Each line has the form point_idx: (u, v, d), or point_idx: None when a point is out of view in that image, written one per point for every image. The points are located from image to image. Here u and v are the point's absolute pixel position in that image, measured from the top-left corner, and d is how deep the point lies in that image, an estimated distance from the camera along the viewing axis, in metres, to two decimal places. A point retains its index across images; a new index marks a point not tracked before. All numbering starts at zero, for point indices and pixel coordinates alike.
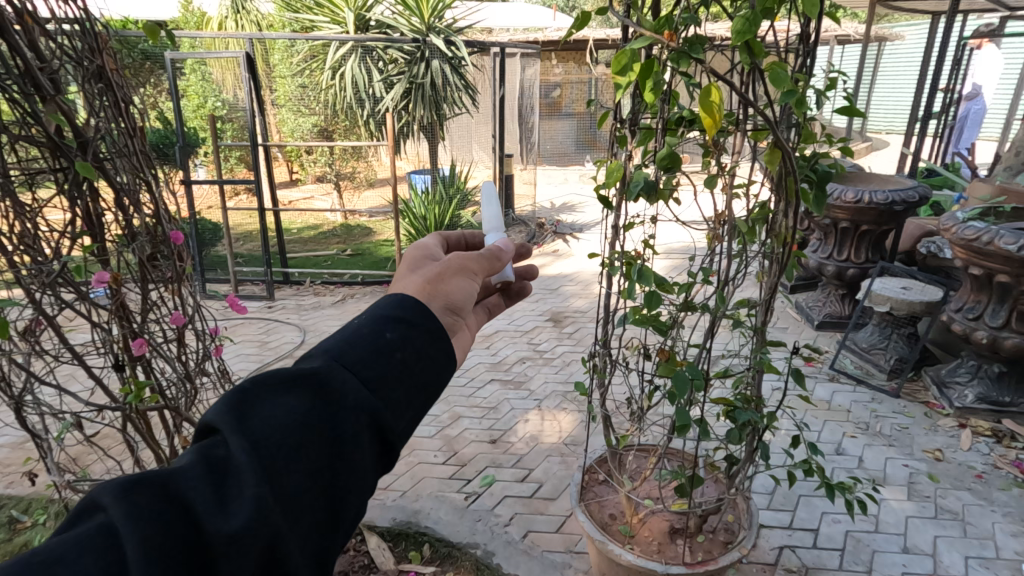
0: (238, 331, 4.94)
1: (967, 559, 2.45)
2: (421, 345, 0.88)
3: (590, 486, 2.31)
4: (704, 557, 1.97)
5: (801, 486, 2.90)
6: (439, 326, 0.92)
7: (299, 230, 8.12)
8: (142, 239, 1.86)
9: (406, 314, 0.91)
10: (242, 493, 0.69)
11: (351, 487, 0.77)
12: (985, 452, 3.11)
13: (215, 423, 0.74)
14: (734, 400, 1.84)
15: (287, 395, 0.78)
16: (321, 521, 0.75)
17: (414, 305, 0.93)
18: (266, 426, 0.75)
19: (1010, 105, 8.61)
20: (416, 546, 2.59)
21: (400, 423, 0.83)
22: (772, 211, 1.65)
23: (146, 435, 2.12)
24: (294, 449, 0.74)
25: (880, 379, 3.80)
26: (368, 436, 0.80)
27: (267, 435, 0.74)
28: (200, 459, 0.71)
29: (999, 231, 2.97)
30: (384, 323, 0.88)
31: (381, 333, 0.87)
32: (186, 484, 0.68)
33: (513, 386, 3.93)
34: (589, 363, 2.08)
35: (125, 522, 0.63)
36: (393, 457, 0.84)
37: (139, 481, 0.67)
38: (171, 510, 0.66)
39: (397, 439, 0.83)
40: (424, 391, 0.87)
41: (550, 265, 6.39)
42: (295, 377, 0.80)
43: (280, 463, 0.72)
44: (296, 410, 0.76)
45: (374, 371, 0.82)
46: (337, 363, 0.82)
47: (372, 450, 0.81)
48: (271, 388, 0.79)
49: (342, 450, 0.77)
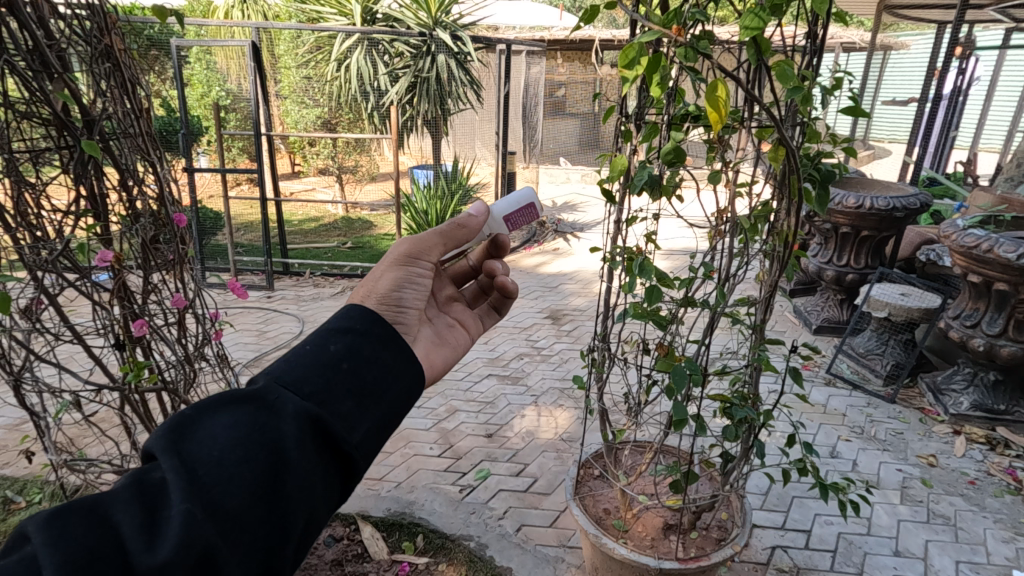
0: (238, 320, 4.93)
1: (958, 563, 2.47)
2: (369, 352, 0.90)
3: (585, 481, 2.32)
4: (696, 552, 1.98)
5: (795, 487, 2.93)
6: (387, 329, 0.95)
7: (301, 223, 8.09)
8: (145, 220, 1.86)
9: (355, 323, 0.93)
10: (173, 517, 0.68)
11: (299, 502, 0.77)
12: (978, 459, 3.12)
13: (150, 446, 0.74)
14: (732, 396, 1.83)
15: (227, 411, 0.79)
16: (268, 538, 0.74)
17: (361, 313, 0.96)
18: (203, 446, 0.75)
19: (1013, 119, 8.62)
20: (409, 536, 2.62)
21: (353, 435, 0.83)
22: (775, 210, 1.64)
23: (142, 418, 2.10)
24: (232, 467, 0.73)
25: (876, 385, 3.81)
26: (314, 450, 0.80)
27: (203, 455, 0.74)
28: (133, 484, 0.71)
29: (999, 239, 2.98)
30: (332, 335, 0.90)
31: (328, 344, 0.89)
32: (115, 512, 0.69)
33: (511, 381, 3.93)
34: (587, 356, 2.07)
35: (44, 552, 0.63)
36: (347, 469, 0.83)
37: (64, 510, 0.68)
38: (95, 539, 0.66)
39: (350, 451, 0.82)
40: (377, 401, 0.87)
41: (550, 264, 6.39)
42: (239, 394, 0.81)
43: (215, 483, 0.72)
44: (236, 427, 0.77)
45: (320, 384, 0.83)
46: (280, 377, 0.83)
47: (321, 463, 0.81)
48: (213, 409, 0.79)
49: (284, 465, 0.76)
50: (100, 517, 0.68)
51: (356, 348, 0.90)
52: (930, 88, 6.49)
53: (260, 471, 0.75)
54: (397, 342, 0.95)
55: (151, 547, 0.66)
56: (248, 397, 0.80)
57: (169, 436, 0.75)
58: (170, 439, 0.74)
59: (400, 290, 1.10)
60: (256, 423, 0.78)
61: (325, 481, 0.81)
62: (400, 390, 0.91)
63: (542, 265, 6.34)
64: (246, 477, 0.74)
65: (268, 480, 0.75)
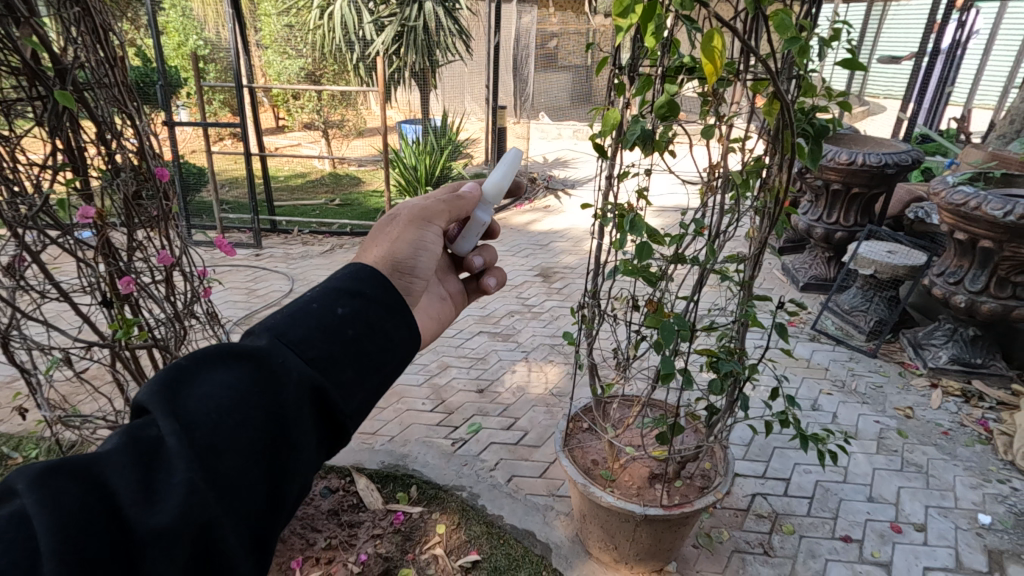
0: (226, 278, 4.89)
1: (928, 508, 2.60)
2: (371, 319, 0.91)
3: (574, 433, 2.38)
4: (680, 500, 2.06)
5: (777, 438, 3.03)
6: (389, 297, 0.96)
7: (287, 179, 7.91)
8: (126, 175, 1.82)
9: (358, 288, 0.95)
10: (173, 478, 0.69)
11: (294, 467, 0.79)
12: (953, 410, 3.24)
13: (145, 404, 0.73)
14: (718, 351, 1.85)
15: (226, 371, 0.79)
16: (263, 502, 0.76)
17: (366, 278, 0.97)
18: (200, 405, 0.75)
19: (1009, 75, 8.51)
20: (403, 488, 2.71)
21: (349, 403, 0.86)
22: (767, 165, 1.63)
23: (134, 375, 2.11)
24: (232, 431, 0.74)
25: (858, 341, 3.90)
26: (313, 416, 0.82)
27: (203, 417, 0.74)
28: (127, 444, 0.70)
29: (987, 196, 2.99)
30: (334, 298, 0.91)
31: (330, 308, 0.90)
32: (110, 473, 0.68)
33: (502, 338, 3.97)
34: (578, 314, 2.08)
35: (37, 513, 0.62)
36: (340, 435, 0.87)
37: (56, 467, 0.66)
38: (90, 500, 0.65)
39: (345, 419, 0.85)
40: (374, 370, 0.89)
41: (541, 221, 6.35)
42: (239, 352, 0.81)
43: (215, 447, 0.72)
44: (237, 390, 0.77)
45: (321, 350, 0.85)
46: (282, 339, 0.83)
47: (317, 429, 0.83)
48: (211, 365, 0.79)
49: (284, 430, 0.79)
50: (93, 477, 0.67)
51: (358, 314, 0.91)
52: (929, 42, 6.37)
53: (259, 435, 0.76)
54: (396, 312, 0.96)
55: (150, 511, 0.66)
56: (248, 358, 0.80)
57: (166, 393, 0.74)
58: (167, 398, 0.74)
59: (415, 256, 1.10)
60: (257, 387, 0.78)
61: (319, 446, 0.84)
62: (394, 359, 0.94)
63: (533, 223, 6.30)
64: (245, 441, 0.75)
65: (266, 443, 0.77)
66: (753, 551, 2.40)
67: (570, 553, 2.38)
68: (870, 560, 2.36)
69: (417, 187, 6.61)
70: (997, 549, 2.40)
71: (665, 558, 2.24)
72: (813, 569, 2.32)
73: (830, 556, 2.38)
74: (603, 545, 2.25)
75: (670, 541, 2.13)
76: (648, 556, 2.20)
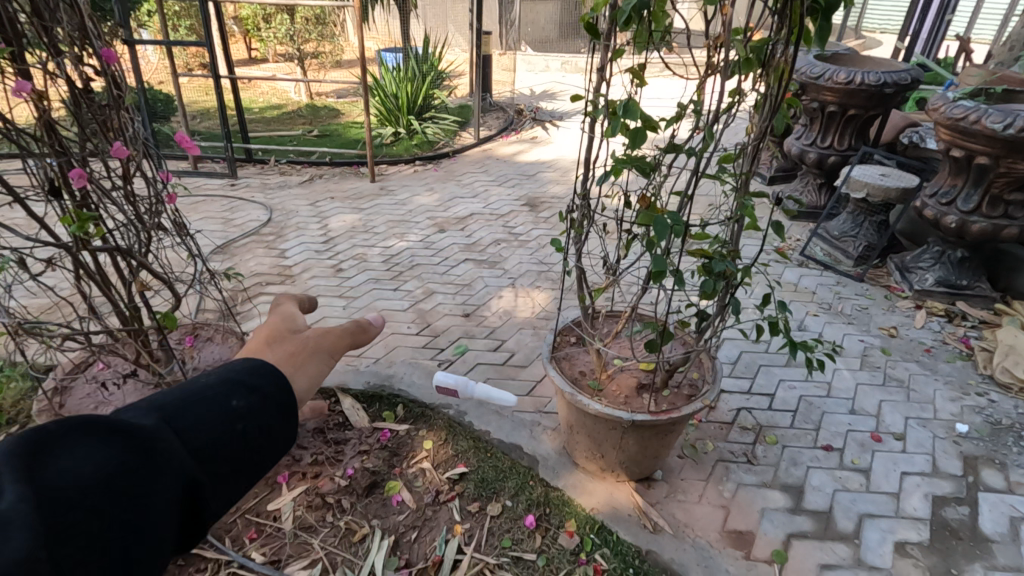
0: (201, 208, 4.70)
1: (907, 419, 2.64)
2: (262, 417, 0.96)
3: (562, 347, 2.34)
4: (668, 407, 2.06)
5: (763, 356, 3.04)
6: (283, 395, 1.01)
7: (262, 110, 7.54)
8: (67, 53, 1.59)
9: (253, 379, 1.00)
10: (25, 529, 0.60)
11: (151, 558, 0.73)
12: (936, 330, 3.27)
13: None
14: (712, 251, 1.76)
15: (98, 442, 0.74)
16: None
17: (254, 368, 1.02)
18: (65, 477, 0.68)
19: (1009, 3, 8.27)
20: (390, 406, 2.70)
21: (216, 505, 0.86)
22: (772, 41, 1.51)
23: (100, 288, 1.92)
24: (96, 502, 0.69)
25: (846, 266, 3.88)
26: (176, 512, 0.80)
27: (65, 481, 0.68)
28: None
29: (987, 110, 2.90)
30: (231, 390, 0.95)
31: (229, 399, 0.94)
32: None
33: (488, 265, 3.90)
34: (567, 217, 2.00)
35: None
36: (190, 539, 0.84)
37: None
38: None
39: (208, 521, 0.85)
40: (247, 478, 0.92)
41: (528, 152, 6.17)
42: (114, 426, 0.77)
43: (68, 510, 0.66)
44: (111, 461, 0.73)
45: (204, 439, 0.87)
46: (163, 424, 0.84)
47: (176, 522, 0.80)
48: (80, 432, 0.73)
49: (151, 504, 0.75)
50: None
51: (253, 406, 0.96)
52: None
53: (122, 502, 0.72)
54: (290, 413, 1.02)
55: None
56: (122, 427, 0.77)
57: (25, 456, 0.66)
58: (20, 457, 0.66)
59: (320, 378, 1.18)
60: (133, 462, 0.75)
61: (174, 530, 0.79)
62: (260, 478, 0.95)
63: (519, 153, 6.12)
64: (100, 510, 0.69)
65: (126, 518, 0.71)
66: (736, 460, 2.44)
67: (557, 464, 2.39)
68: (849, 467, 2.41)
69: (398, 116, 6.32)
70: (972, 455, 2.46)
71: (651, 465, 2.27)
72: (794, 475, 2.37)
73: (811, 463, 2.42)
74: (590, 454, 2.27)
75: (655, 449, 2.16)
76: (634, 464, 2.22)
